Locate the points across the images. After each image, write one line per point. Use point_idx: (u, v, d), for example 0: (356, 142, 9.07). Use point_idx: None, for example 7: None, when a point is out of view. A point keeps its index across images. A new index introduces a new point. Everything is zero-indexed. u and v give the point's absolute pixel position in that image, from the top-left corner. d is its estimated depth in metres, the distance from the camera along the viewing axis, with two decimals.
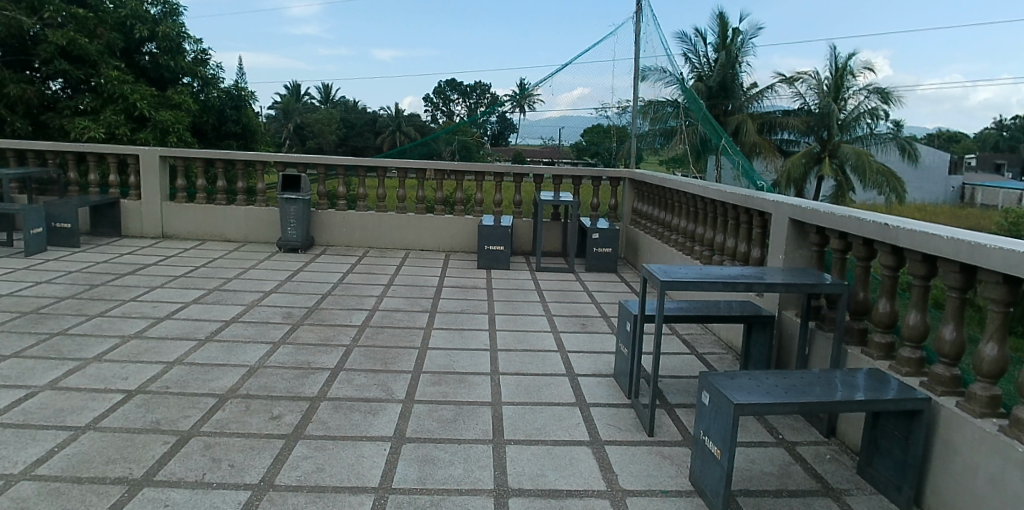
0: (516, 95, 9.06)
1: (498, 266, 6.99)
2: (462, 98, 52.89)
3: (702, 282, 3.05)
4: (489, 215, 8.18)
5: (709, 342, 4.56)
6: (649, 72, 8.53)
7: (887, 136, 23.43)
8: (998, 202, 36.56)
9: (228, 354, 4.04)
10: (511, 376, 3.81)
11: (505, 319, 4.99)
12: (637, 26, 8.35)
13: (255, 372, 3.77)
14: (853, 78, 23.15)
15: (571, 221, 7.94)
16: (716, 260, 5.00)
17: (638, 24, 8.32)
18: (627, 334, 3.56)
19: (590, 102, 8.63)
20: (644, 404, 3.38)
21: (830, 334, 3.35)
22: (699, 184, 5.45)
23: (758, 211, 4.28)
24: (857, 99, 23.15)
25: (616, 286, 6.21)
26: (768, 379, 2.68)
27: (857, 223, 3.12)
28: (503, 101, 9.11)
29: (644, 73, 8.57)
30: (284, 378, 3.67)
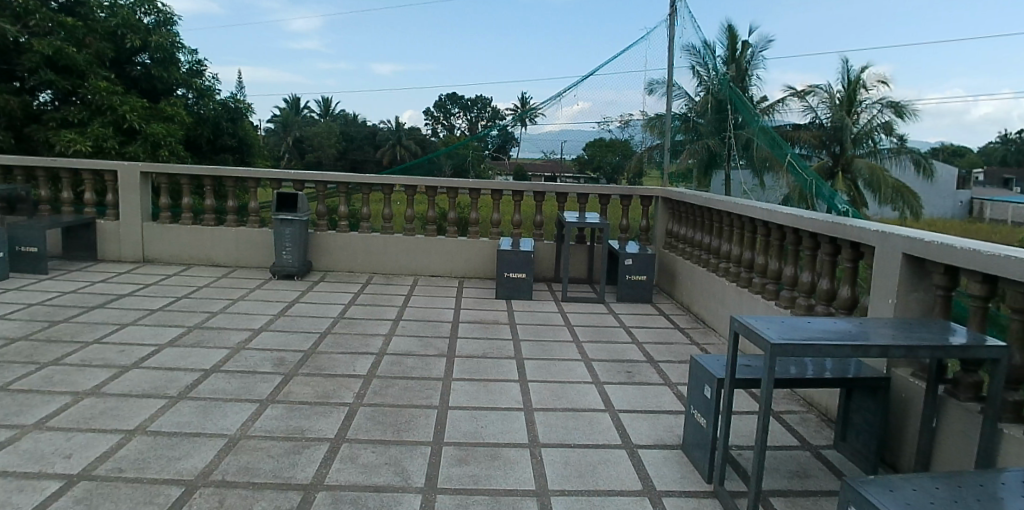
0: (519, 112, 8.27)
1: (520, 296, 6.25)
2: (464, 113, 52.55)
3: (819, 335, 2.25)
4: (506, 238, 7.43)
5: (784, 397, 3.80)
6: (656, 84, 7.68)
7: (898, 151, 22.86)
8: (1012, 218, 35.90)
9: (204, 419, 3.28)
10: (556, 449, 3.05)
11: (536, 367, 4.23)
12: (670, 29, 7.68)
13: (235, 445, 3.01)
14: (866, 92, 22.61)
15: (597, 245, 7.33)
16: (784, 296, 4.10)
17: (672, 27, 7.66)
18: (707, 403, 2.78)
19: (591, 116, 7.81)
20: (730, 494, 2.61)
21: (970, 407, 2.45)
22: (762, 206, 4.50)
23: (847, 243, 3.40)
24: (869, 114, 22.54)
25: (656, 321, 5.47)
26: (935, 488, 1.75)
27: (1021, 265, 2.17)
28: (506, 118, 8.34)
29: (652, 87, 7.76)
30: (271, 456, 2.91)
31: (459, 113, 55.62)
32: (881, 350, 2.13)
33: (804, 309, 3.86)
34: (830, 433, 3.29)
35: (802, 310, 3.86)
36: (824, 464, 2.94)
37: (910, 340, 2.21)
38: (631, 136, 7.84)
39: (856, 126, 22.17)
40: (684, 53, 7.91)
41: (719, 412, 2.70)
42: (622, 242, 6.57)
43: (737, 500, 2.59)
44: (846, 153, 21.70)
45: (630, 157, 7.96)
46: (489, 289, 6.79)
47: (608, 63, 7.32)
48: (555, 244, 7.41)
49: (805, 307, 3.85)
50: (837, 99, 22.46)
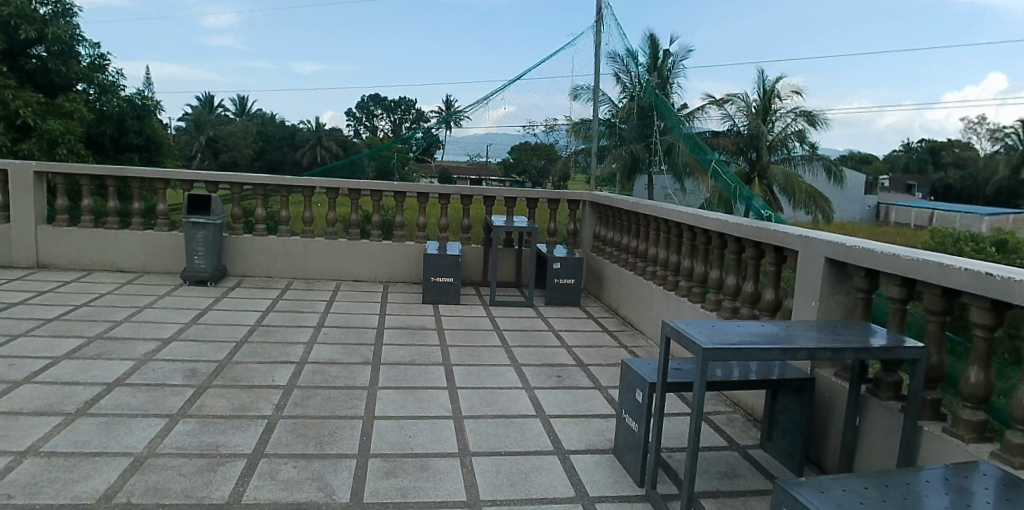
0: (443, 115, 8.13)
1: (447, 300, 6.14)
2: (391, 116, 51.69)
3: (748, 339, 2.28)
4: (433, 242, 7.29)
5: (713, 399, 3.89)
6: (582, 90, 7.77)
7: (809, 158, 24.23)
8: (912, 221, 38.66)
9: (106, 437, 2.99)
10: (487, 458, 2.98)
11: (465, 373, 4.14)
12: (597, 36, 7.81)
13: (141, 465, 2.75)
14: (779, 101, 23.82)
15: (526, 248, 7.24)
16: (710, 298, 4.22)
17: (598, 34, 7.79)
18: (639, 407, 2.79)
19: (516, 120, 7.78)
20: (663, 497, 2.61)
21: (891, 405, 2.57)
22: (688, 211, 4.60)
23: (770, 248, 3.51)
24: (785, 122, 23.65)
25: (585, 324, 5.51)
26: (865, 490, 1.81)
27: (938, 270, 2.29)
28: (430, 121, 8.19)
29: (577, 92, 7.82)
30: (182, 475, 2.68)
31: (384, 114, 54.53)
32: (810, 352, 2.19)
33: (730, 312, 3.98)
34: (756, 433, 3.38)
35: (728, 312, 3.98)
36: (752, 464, 3.01)
37: (835, 342, 2.29)
38: (556, 140, 7.92)
39: (772, 133, 23.23)
40: (609, 62, 8.01)
41: (650, 416, 2.71)
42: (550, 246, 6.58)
43: (670, 503, 2.61)
44: (762, 160, 22.67)
45: (556, 162, 8.04)
46: (416, 294, 6.64)
47: (539, 65, 7.56)
48: (482, 248, 7.34)
49: (731, 309, 3.97)
50: (754, 107, 23.51)
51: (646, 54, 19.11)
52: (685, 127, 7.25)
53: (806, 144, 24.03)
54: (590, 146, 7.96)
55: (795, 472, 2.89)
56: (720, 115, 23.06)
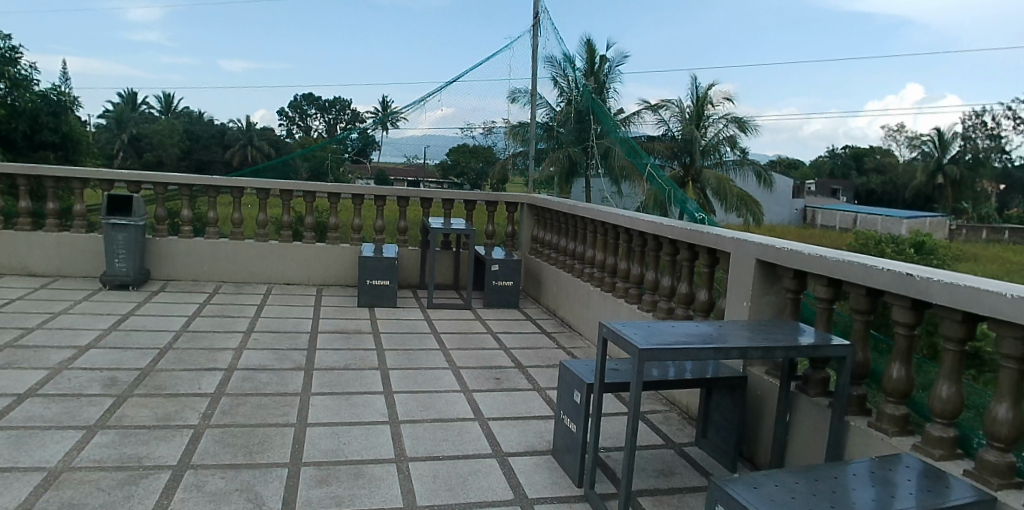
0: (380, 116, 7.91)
1: (384, 303, 6.00)
2: (326, 116, 50.45)
3: (682, 339, 2.31)
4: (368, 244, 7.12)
5: (649, 398, 3.95)
6: (519, 93, 7.70)
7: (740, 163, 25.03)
8: (835, 224, 40.75)
9: (14, 451, 2.74)
10: (424, 463, 2.89)
11: (401, 377, 4.04)
12: (534, 40, 7.81)
13: (56, 479, 2.53)
14: (711, 108, 24.61)
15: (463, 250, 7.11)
16: (646, 299, 4.28)
17: (535, 38, 7.80)
18: (577, 408, 2.77)
19: (453, 122, 7.65)
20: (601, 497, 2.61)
21: (819, 401, 2.66)
22: (624, 213, 4.66)
23: (704, 250, 3.58)
24: (716, 127, 24.42)
25: (523, 326, 5.50)
26: (797, 485, 1.84)
27: (862, 271, 2.38)
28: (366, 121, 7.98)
29: (514, 95, 7.75)
30: (101, 489, 2.48)
31: (318, 114, 53.15)
32: (742, 351, 2.23)
33: (666, 313, 4.05)
34: (692, 430, 3.44)
35: (664, 313, 4.05)
36: (688, 461, 3.06)
37: (767, 341, 2.34)
38: (494, 143, 7.91)
39: (705, 138, 23.96)
40: (547, 66, 7.96)
41: (588, 417, 2.70)
42: (488, 248, 6.54)
43: (607, 502, 2.60)
44: (696, 165, 23.36)
45: (494, 164, 8.01)
46: (350, 297, 6.46)
47: (474, 69, 7.39)
48: (419, 250, 7.23)
49: (666, 310, 4.04)
50: (687, 113, 24.21)
51: (584, 59, 19.32)
52: (622, 132, 7.37)
53: (738, 149, 24.84)
54: (527, 149, 7.95)
55: (728, 468, 2.96)
56: (654, 120, 23.70)
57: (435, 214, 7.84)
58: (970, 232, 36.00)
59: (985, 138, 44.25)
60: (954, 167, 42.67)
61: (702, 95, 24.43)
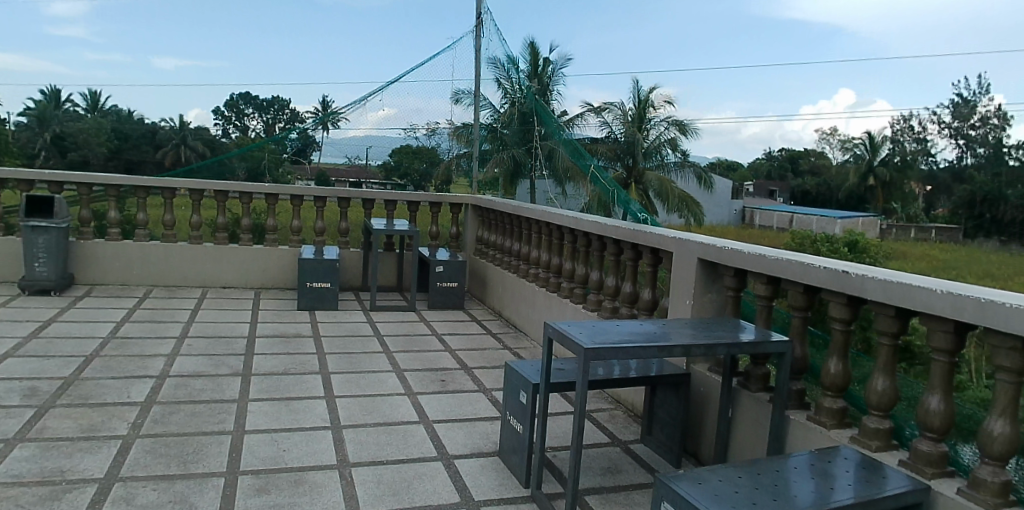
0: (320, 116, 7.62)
1: (325, 306, 5.82)
2: (264, 114, 48.91)
3: (626, 338, 2.29)
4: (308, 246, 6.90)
5: (594, 396, 3.95)
6: (462, 95, 7.72)
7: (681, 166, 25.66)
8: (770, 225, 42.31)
9: None
10: (368, 468, 2.78)
11: (344, 380, 3.90)
12: (477, 41, 7.77)
13: None
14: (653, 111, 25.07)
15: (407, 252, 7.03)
16: (591, 299, 4.29)
17: (478, 39, 7.76)
18: (522, 409, 2.72)
19: (395, 122, 7.54)
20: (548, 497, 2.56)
21: (760, 396, 2.70)
22: (568, 214, 4.65)
23: (647, 249, 3.61)
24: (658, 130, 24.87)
25: (468, 327, 5.44)
26: (741, 479, 1.85)
27: (799, 268, 2.43)
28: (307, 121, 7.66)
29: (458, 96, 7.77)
30: (18, 506, 2.27)
31: (255, 113, 51.46)
32: (686, 348, 2.23)
33: (610, 312, 4.07)
34: (637, 428, 3.46)
35: (608, 312, 4.06)
36: (633, 458, 3.06)
37: (709, 338, 2.35)
38: (438, 144, 7.84)
39: (646, 141, 24.39)
40: (490, 68, 7.97)
41: (534, 418, 2.65)
42: (432, 248, 6.45)
43: (554, 502, 2.56)
44: (638, 167, 23.80)
45: (437, 165, 7.87)
46: (290, 300, 6.23)
47: (419, 67, 7.52)
48: (361, 252, 7.06)
49: (610, 309, 4.05)
50: (629, 115, 24.50)
51: (528, 61, 19.34)
52: (565, 134, 7.41)
53: (679, 152, 25.40)
54: (471, 150, 7.89)
55: (673, 464, 2.97)
56: (597, 123, 24.07)
57: (377, 215, 7.67)
58: (900, 232, 37.87)
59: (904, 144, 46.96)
60: (888, 170, 44.87)
61: (643, 98, 24.86)
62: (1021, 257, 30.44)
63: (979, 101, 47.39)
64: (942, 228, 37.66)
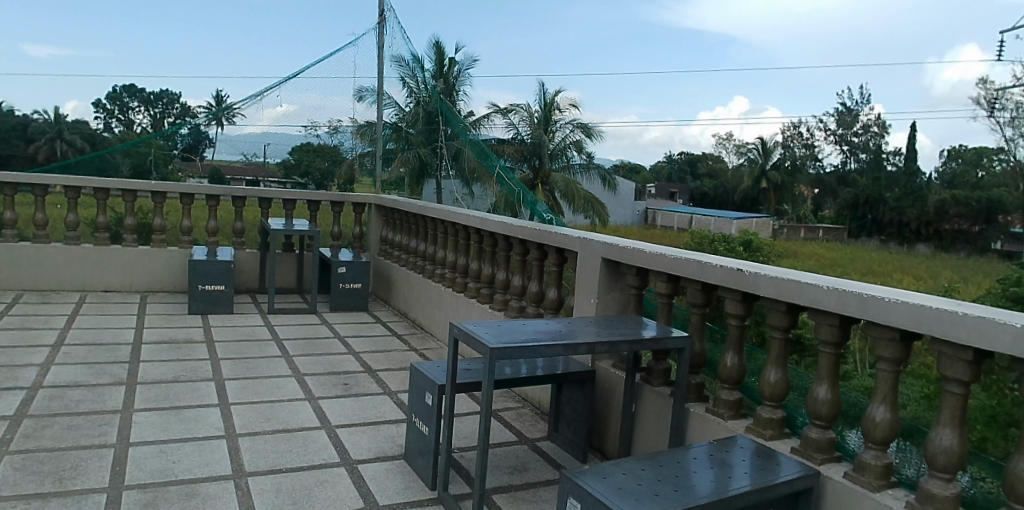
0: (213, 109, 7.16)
1: (219, 310, 5.48)
2: (152, 107, 45.67)
3: (533, 337, 2.28)
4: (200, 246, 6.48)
5: (501, 395, 3.94)
6: (366, 92, 7.50)
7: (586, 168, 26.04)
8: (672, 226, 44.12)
9: None
10: (266, 477, 2.61)
11: (239, 387, 3.68)
12: (380, 37, 7.59)
13: None
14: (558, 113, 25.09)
15: (307, 253, 6.88)
16: (497, 299, 4.28)
17: (381, 35, 7.58)
18: (428, 410, 2.65)
19: (295, 119, 7.18)
20: (455, 499, 2.50)
21: (662, 390, 2.77)
22: (474, 214, 4.62)
23: (553, 249, 3.63)
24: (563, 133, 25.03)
25: (372, 329, 5.28)
26: (644, 471, 1.88)
27: (697, 267, 2.52)
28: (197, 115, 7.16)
29: (360, 93, 7.53)
30: None
31: (143, 106, 47.96)
32: (592, 346, 2.25)
33: (517, 311, 4.07)
34: (543, 425, 3.47)
35: (515, 312, 4.06)
36: (540, 456, 3.07)
37: (613, 335, 2.38)
38: (340, 142, 7.56)
39: (552, 142, 24.64)
40: (394, 66, 7.89)
41: (440, 418, 2.59)
42: (334, 249, 6.24)
43: (462, 502, 2.50)
44: (544, 168, 24.09)
45: (340, 164, 7.72)
46: (179, 304, 5.82)
47: (318, 62, 7.21)
48: (258, 253, 6.73)
49: (517, 309, 4.06)
50: (535, 118, 24.58)
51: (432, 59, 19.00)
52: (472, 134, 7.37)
53: (583, 154, 25.57)
54: (374, 149, 7.85)
55: (579, 459, 3.01)
56: (504, 124, 24.19)
57: (276, 214, 7.34)
58: (787, 232, 40.58)
59: (790, 152, 50.44)
60: (777, 175, 48.05)
61: (549, 100, 25.11)
62: (891, 255, 33.35)
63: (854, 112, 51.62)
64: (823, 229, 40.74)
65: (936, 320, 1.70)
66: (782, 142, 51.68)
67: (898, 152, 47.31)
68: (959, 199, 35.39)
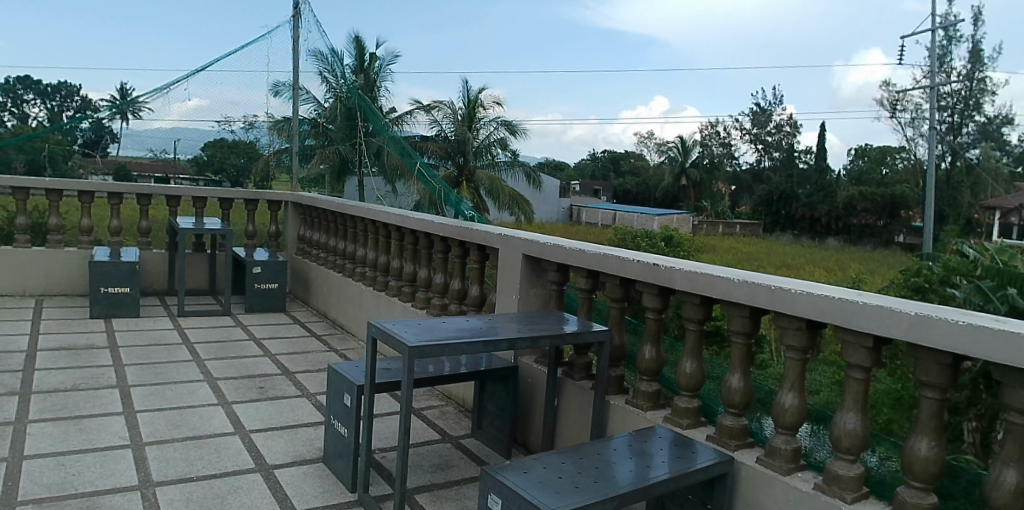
0: (117, 101, 6.82)
1: (124, 313, 5.23)
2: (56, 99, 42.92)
3: (452, 334, 2.27)
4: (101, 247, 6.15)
5: (425, 394, 3.92)
6: (282, 87, 7.23)
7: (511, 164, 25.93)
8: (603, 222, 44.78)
9: None
10: (174, 486, 2.51)
11: (146, 393, 3.53)
12: (295, 31, 7.34)
13: None
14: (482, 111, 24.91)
15: (219, 253, 6.66)
16: (420, 297, 4.24)
17: (296, 29, 7.34)
18: (347, 411, 2.61)
19: (208, 114, 6.99)
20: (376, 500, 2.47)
21: (584, 384, 2.82)
22: (394, 212, 4.58)
23: (475, 246, 3.63)
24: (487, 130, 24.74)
25: (290, 330, 5.16)
26: (565, 464, 1.90)
27: (616, 262, 2.57)
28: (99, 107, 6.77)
29: (276, 88, 7.23)
30: None
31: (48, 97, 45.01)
32: (511, 342, 2.26)
33: (439, 309, 4.04)
34: (467, 422, 3.48)
35: (438, 310, 4.04)
36: (464, 453, 3.07)
37: (534, 331, 2.41)
38: (256, 138, 7.30)
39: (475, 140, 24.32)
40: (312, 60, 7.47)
41: (359, 419, 2.55)
42: (249, 249, 6.06)
43: (383, 503, 2.47)
44: (468, 166, 23.81)
45: (256, 160, 7.52)
46: (80, 308, 5.54)
47: (227, 55, 7.00)
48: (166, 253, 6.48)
49: (440, 306, 4.04)
50: (459, 115, 24.35)
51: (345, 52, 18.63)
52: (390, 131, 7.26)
53: (507, 151, 25.35)
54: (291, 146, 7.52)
55: (502, 455, 3.02)
56: (426, 120, 24.06)
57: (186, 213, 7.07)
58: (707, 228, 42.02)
59: (715, 150, 52.11)
60: (695, 171, 49.69)
61: (473, 97, 24.92)
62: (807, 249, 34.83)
63: (772, 112, 53.92)
64: (744, 224, 42.26)
65: (839, 310, 1.78)
66: (707, 141, 53.31)
67: (810, 148, 49.47)
68: (865, 195, 37.49)
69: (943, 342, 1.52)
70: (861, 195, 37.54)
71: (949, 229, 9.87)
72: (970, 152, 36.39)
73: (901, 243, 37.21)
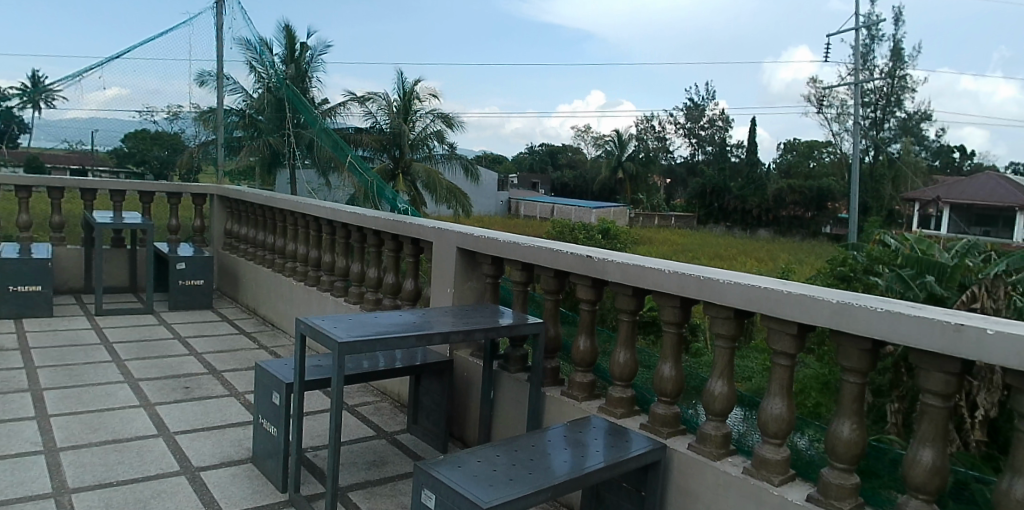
0: (27, 90, 6.52)
1: (36, 313, 4.98)
2: None
3: (385, 330, 2.25)
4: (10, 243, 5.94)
5: (360, 390, 3.87)
6: (207, 77, 7.02)
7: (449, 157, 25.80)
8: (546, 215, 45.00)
9: None
10: (91, 493, 2.41)
11: (60, 397, 3.37)
12: (218, 17, 7.10)
13: None
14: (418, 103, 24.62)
15: (140, 248, 6.42)
16: (353, 292, 4.18)
17: (219, 15, 7.09)
18: (276, 410, 2.55)
19: (129, 104, 6.66)
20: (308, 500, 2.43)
21: (520, 376, 2.84)
22: (324, 205, 4.51)
23: (409, 240, 3.61)
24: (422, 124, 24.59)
25: (217, 328, 5.01)
26: (500, 457, 1.91)
27: (551, 254, 2.59)
28: (8, 95, 6.46)
29: (201, 77, 7.01)
30: None
31: None
32: (445, 335, 2.26)
33: (373, 304, 4.00)
34: (403, 418, 3.46)
35: (371, 304, 3.99)
36: (400, 449, 3.05)
37: (469, 325, 2.41)
38: (181, 129, 7.19)
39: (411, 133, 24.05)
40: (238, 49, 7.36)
41: (289, 418, 2.50)
42: (172, 245, 5.86)
43: (315, 503, 2.44)
44: (404, 157, 23.53)
45: (182, 152, 7.40)
46: None
47: (143, 45, 7.00)
48: (82, 249, 6.20)
49: (374, 301, 3.99)
50: (394, 107, 23.99)
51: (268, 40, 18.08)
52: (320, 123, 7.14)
53: (444, 144, 25.20)
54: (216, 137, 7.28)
55: (437, 449, 3.02)
56: (360, 112, 23.69)
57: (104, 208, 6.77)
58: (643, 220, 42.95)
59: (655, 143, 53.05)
60: (632, 163, 50.52)
61: (410, 89, 24.64)
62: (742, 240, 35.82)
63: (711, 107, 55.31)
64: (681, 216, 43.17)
65: (765, 299, 1.84)
66: (648, 135, 54.22)
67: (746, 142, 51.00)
68: (796, 187, 38.82)
69: (864, 328, 1.59)
70: (791, 188, 38.88)
71: (874, 220, 10.39)
72: (894, 146, 38.58)
73: (828, 234, 38.70)
